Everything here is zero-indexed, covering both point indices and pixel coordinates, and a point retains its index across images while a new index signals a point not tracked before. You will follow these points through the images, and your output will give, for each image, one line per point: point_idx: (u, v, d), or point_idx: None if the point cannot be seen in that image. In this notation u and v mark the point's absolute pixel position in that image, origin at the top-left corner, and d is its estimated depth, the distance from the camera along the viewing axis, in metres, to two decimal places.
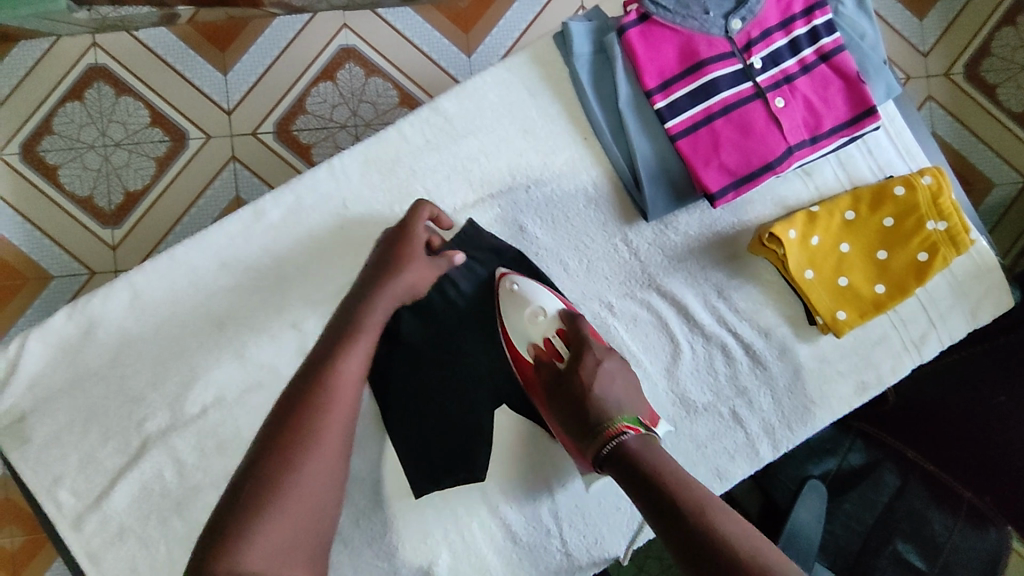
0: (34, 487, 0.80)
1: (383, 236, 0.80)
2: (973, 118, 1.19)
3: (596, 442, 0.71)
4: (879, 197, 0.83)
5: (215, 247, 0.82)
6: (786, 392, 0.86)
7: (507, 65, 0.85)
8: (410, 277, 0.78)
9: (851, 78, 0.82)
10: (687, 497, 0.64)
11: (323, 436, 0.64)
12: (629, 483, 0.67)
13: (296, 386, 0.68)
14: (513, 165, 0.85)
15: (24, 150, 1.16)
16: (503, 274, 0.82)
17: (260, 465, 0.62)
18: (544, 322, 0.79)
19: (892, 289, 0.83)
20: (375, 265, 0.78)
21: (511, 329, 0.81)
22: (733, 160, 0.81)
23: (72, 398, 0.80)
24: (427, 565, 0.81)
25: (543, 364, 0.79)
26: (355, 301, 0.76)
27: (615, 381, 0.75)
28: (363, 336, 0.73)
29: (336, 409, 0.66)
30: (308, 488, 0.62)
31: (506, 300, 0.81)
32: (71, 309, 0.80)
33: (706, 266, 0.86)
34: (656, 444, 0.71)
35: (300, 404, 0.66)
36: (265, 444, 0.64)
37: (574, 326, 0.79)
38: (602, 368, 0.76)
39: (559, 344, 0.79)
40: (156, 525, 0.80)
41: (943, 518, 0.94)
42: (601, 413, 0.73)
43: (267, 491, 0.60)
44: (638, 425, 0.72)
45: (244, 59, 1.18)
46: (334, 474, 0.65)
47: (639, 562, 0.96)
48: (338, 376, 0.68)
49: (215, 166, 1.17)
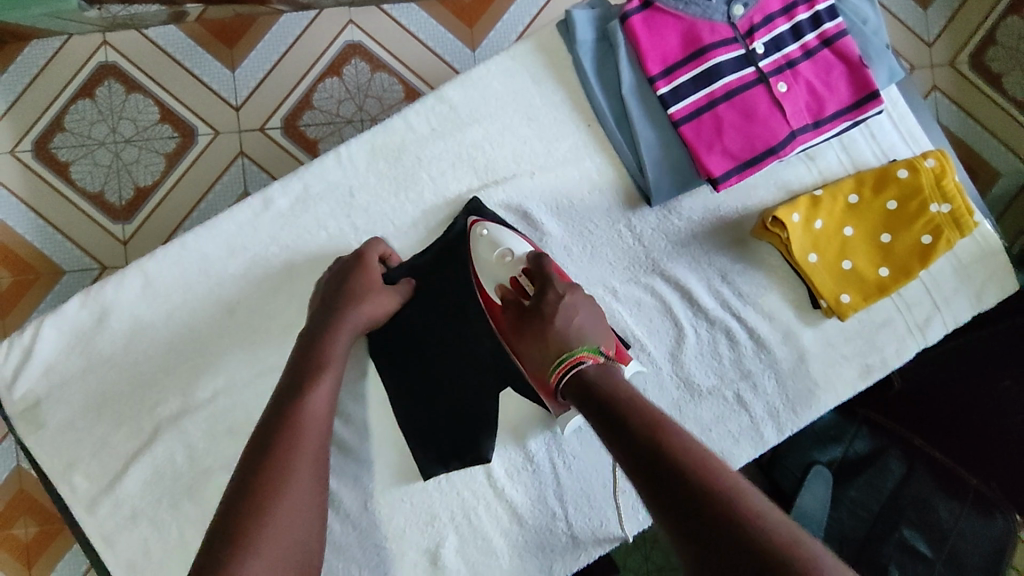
0: (48, 470, 0.81)
1: (333, 270, 0.81)
2: (978, 107, 1.18)
3: (556, 371, 0.72)
4: (882, 180, 0.83)
5: (224, 235, 0.83)
6: (790, 376, 0.86)
7: (511, 53, 0.86)
8: (368, 308, 0.79)
9: (853, 62, 0.82)
10: (639, 418, 0.63)
11: (294, 473, 0.65)
12: (600, 422, 0.65)
13: (260, 434, 0.68)
14: (517, 152, 0.86)
15: (36, 148, 1.18)
16: (474, 222, 0.83)
17: (234, 515, 0.61)
18: (510, 262, 0.81)
19: (895, 272, 0.83)
20: (330, 299, 0.78)
21: (480, 268, 0.82)
22: (736, 145, 0.82)
23: (86, 384, 0.82)
24: (434, 547, 0.82)
25: (508, 302, 0.79)
26: (315, 336, 0.76)
27: (577, 314, 0.75)
28: (331, 370, 0.74)
29: (306, 444, 0.67)
30: (286, 525, 0.62)
31: (473, 242, 0.82)
32: (85, 295, 0.82)
33: (710, 251, 0.86)
34: (617, 371, 0.71)
35: (269, 451, 0.66)
36: (238, 491, 0.63)
37: (539, 263, 0.79)
38: (563, 303, 0.76)
39: (525, 283, 0.80)
40: (168, 509, 0.81)
41: (950, 505, 0.93)
42: (562, 343, 0.73)
43: (241, 540, 0.59)
44: (597, 355, 0.72)
45: (252, 55, 1.19)
46: (311, 512, 0.65)
47: (646, 550, 1.06)
48: (304, 415, 0.69)
49: (223, 161, 1.19)
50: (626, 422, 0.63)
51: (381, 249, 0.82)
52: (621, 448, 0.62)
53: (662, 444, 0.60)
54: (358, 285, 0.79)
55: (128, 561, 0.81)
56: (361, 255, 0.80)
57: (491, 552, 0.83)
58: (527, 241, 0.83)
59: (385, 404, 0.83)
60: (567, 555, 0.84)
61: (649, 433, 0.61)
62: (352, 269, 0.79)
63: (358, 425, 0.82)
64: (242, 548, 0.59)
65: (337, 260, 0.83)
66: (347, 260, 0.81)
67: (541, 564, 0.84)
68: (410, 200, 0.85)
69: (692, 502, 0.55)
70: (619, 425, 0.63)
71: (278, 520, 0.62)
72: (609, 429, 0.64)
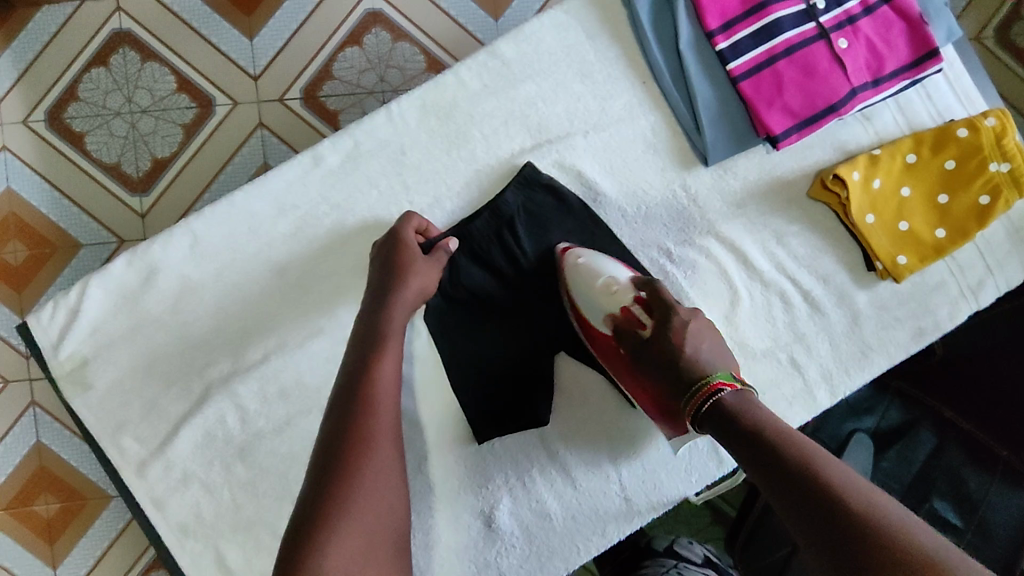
0: (97, 432, 0.80)
1: (375, 251, 0.78)
2: (1006, 80, 1.17)
3: (694, 401, 0.69)
4: (942, 139, 0.82)
5: (274, 192, 0.82)
6: (843, 338, 0.86)
7: (564, 8, 0.84)
8: (417, 282, 0.75)
9: (914, 19, 0.81)
10: (779, 440, 0.62)
11: (377, 443, 0.63)
12: (734, 441, 0.65)
13: (335, 404, 0.66)
14: (571, 111, 0.85)
15: (49, 118, 1.15)
16: (565, 249, 0.82)
17: (323, 489, 0.60)
18: (619, 291, 0.77)
19: (952, 233, 0.82)
20: (379, 278, 0.75)
21: (584, 301, 0.79)
22: (797, 102, 0.80)
23: (134, 345, 0.80)
24: (489, 510, 0.82)
25: (625, 335, 0.76)
26: (371, 313, 0.73)
27: (704, 341, 0.73)
28: (393, 338, 0.71)
29: (384, 417, 0.65)
30: (375, 497, 0.61)
31: (574, 274, 0.80)
32: (131, 255, 0.80)
33: (765, 213, 0.85)
34: (754, 398, 0.69)
35: (349, 422, 0.64)
36: (324, 462, 0.62)
37: (652, 289, 0.76)
38: (690, 329, 0.73)
39: (638, 312, 0.76)
40: (220, 471, 0.80)
41: (979, 476, 0.93)
42: (693, 370, 0.71)
43: (335, 511, 0.58)
44: (733, 381, 0.70)
45: (272, 23, 1.16)
46: (394, 479, 0.63)
47: (670, 525, 1.05)
48: (375, 384, 0.67)
49: (243, 131, 1.16)
50: (765, 442, 0.63)
51: (417, 223, 0.79)
52: (761, 470, 0.61)
53: (807, 465, 0.59)
54: (403, 259, 0.75)
55: (181, 523, 0.80)
56: (397, 231, 0.77)
57: (545, 514, 0.82)
58: (627, 267, 0.81)
59: (438, 366, 0.82)
60: (621, 518, 0.84)
61: (787, 454, 0.60)
62: (393, 247, 0.76)
63: (410, 387, 0.82)
64: (332, 521, 0.57)
65: (380, 239, 0.80)
66: (386, 238, 0.78)
67: (594, 527, 0.83)
68: (463, 158, 0.84)
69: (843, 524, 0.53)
70: (757, 445, 0.63)
71: (369, 491, 0.60)
72: (746, 451, 0.63)
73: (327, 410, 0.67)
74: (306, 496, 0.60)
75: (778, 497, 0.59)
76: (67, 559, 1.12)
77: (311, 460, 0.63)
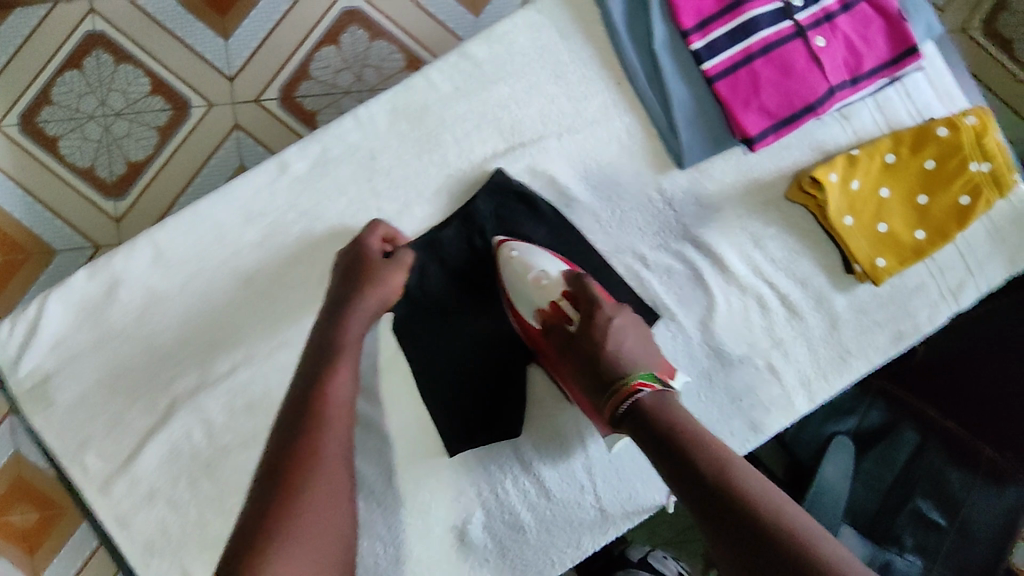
0: (60, 450, 0.78)
1: (337, 261, 0.76)
2: (990, 73, 1.15)
3: (612, 401, 0.67)
4: (921, 139, 0.81)
5: (240, 200, 0.79)
6: (822, 342, 0.84)
7: (537, 8, 0.82)
8: (374, 295, 0.73)
9: (892, 16, 0.79)
10: (697, 446, 0.61)
11: (324, 459, 0.61)
12: (649, 444, 0.63)
13: (283, 418, 0.64)
14: (543, 113, 0.82)
15: (23, 122, 1.11)
16: (502, 242, 0.80)
17: (265, 505, 0.57)
18: (548, 285, 0.75)
19: (932, 234, 0.81)
20: (337, 289, 0.73)
21: (515, 294, 0.77)
22: (774, 102, 0.78)
23: (98, 358, 0.78)
24: (461, 523, 0.80)
25: (551, 329, 0.74)
26: (326, 323, 0.71)
27: (626, 338, 0.70)
28: (347, 350, 0.69)
29: (335, 430, 0.63)
30: (322, 513, 0.58)
31: (506, 267, 0.78)
32: (93, 267, 0.77)
33: (742, 216, 0.84)
34: (675, 400, 0.66)
35: (297, 435, 0.62)
36: (267, 478, 0.60)
37: (580, 286, 0.74)
38: (613, 326, 0.70)
39: (566, 307, 0.74)
40: (186, 487, 0.78)
41: (961, 474, 0.94)
42: (615, 370, 0.68)
43: (277, 528, 0.56)
44: (653, 381, 0.67)
45: (247, 23, 1.13)
46: (342, 498, 0.61)
47: (652, 525, 1.03)
48: (325, 397, 0.65)
49: (219, 133, 1.13)
50: (676, 441, 0.61)
51: (382, 232, 0.76)
52: (673, 471, 0.60)
53: (723, 473, 0.58)
54: (363, 270, 0.73)
55: (148, 542, 0.78)
56: (360, 241, 0.75)
57: (519, 527, 0.81)
58: (561, 259, 0.78)
59: (409, 378, 0.80)
60: (596, 529, 0.83)
61: (705, 461, 0.59)
62: (354, 258, 0.74)
63: (380, 400, 0.80)
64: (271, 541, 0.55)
65: (343, 248, 0.77)
66: (348, 249, 0.75)
67: (569, 539, 0.82)
68: (434, 162, 0.81)
69: (752, 529, 0.54)
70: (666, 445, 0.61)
71: (315, 506, 0.58)
72: (656, 451, 0.62)
73: (275, 425, 0.65)
74: (246, 514, 0.58)
75: (688, 498, 0.58)
76: (49, 566, 1.08)
77: (255, 476, 0.61)
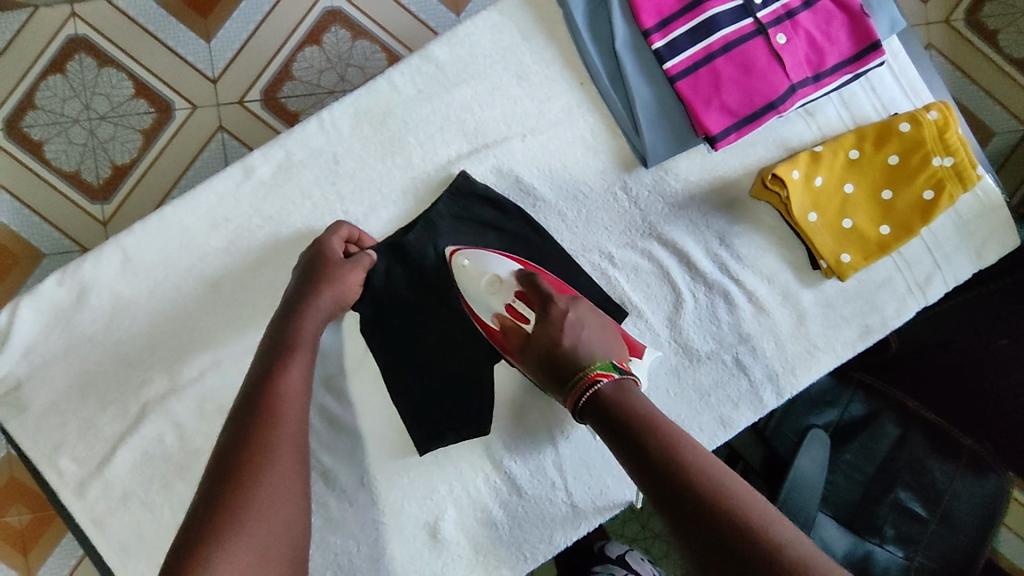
0: (34, 454, 0.79)
1: (299, 264, 0.77)
2: (973, 65, 1.13)
3: (574, 394, 0.69)
4: (884, 135, 0.81)
5: (206, 206, 0.80)
6: (789, 338, 0.85)
7: (499, 9, 0.83)
8: (330, 294, 0.74)
9: (854, 12, 0.79)
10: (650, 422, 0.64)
11: (276, 456, 0.62)
12: (603, 426, 0.66)
13: (234, 417, 0.66)
14: (507, 114, 0.83)
15: (7, 126, 1.09)
16: (452, 252, 0.80)
17: (214, 501, 0.59)
18: (505, 288, 0.77)
19: (897, 229, 0.81)
20: (295, 290, 0.75)
21: (473, 301, 0.78)
22: (735, 100, 0.79)
23: (69, 364, 0.79)
24: (433, 521, 0.81)
25: (511, 333, 0.76)
26: (283, 324, 0.73)
27: (582, 328, 0.73)
28: (300, 350, 0.71)
29: (285, 426, 0.65)
30: (272, 508, 0.60)
31: (461, 277, 0.79)
32: (62, 274, 0.79)
33: (707, 213, 0.84)
34: (632, 387, 0.68)
35: (248, 432, 0.63)
36: (219, 474, 0.61)
37: (533, 284, 0.77)
38: (568, 318, 0.73)
39: (523, 308, 0.76)
40: (159, 490, 0.80)
41: (944, 465, 0.93)
42: (575, 362, 0.70)
43: (225, 522, 0.57)
44: (612, 371, 0.69)
45: (228, 25, 1.10)
46: (294, 493, 0.62)
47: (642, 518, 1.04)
48: (280, 397, 0.66)
49: (203, 135, 1.11)
50: (649, 444, 0.62)
51: (343, 232, 0.77)
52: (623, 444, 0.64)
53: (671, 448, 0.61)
54: (320, 271, 0.75)
55: (121, 543, 0.79)
56: (322, 242, 0.76)
57: (491, 523, 0.82)
58: (513, 259, 0.80)
59: (378, 377, 0.82)
60: (568, 525, 0.83)
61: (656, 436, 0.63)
62: (313, 260, 0.76)
63: (351, 401, 0.81)
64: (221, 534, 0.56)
65: (306, 249, 0.79)
66: (309, 252, 0.77)
67: (541, 535, 0.83)
68: (398, 165, 0.82)
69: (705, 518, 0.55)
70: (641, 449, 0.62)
71: (263, 501, 0.60)
72: (628, 455, 0.62)
73: (227, 423, 0.66)
74: (195, 509, 0.59)
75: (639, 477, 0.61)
76: (44, 565, 1.07)
77: (206, 473, 0.62)
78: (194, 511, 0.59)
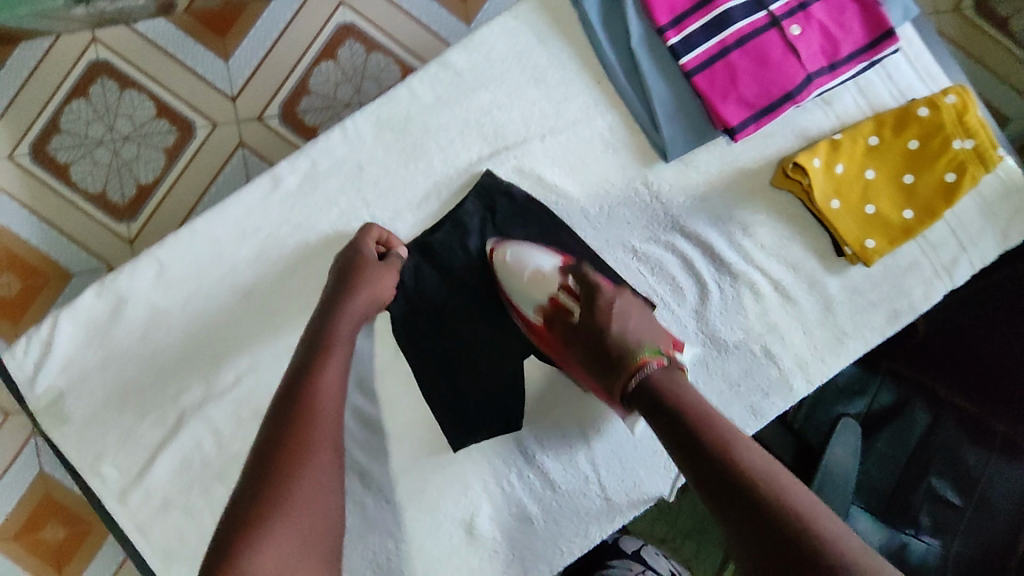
0: (76, 463, 0.81)
1: (334, 267, 0.79)
2: (986, 51, 1.13)
3: (621, 379, 0.70)
4: (903, 120, 0.82)
5: (234, 217, 0.82)
6: (817, 325, 0.85)
7: (515, 13, 0.84)
8: (364, 296, 0.76)
9: (866, 1, 0.80)
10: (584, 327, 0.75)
11: (318, 455, 0.63)
12: (582, 351, 0.75)
13: (276, 407, 0.67)
14: (527, 116, 0.85)
15: (35, 151, 1.12)
16: (493, 249, 0.83)
17: (255, 494, 0.60)
18: (546, 280, 0.80)
19: (920, 212, 0.82)
20: (330, 292, 0.77)
21: (516, 295, 0.81)
22: (752, 92, 0.80)
23: (107, 376, 0.81)
24: (469, 517, 0.82)
25: (555, 321, 0.78)
26: (319, 326, 0.74)
27: (628, 319, 0.74)
28: (338, 349, 0.72)
29: (325, 421, 0.66)
30: (311, 502, 0.61)
31: (502, 269, 0.82)
32: (99, 286, 0.81)
33: (729, 204, 0.85)
34: (681, 374, 0.69)
35: (286, 428, 0.64)
36: (257, 470, 0.62)
37: (583, 278, 0.79)
38: (614, 308, 0.75)
39: (565, 300, 0.78)
40: (199, 494, 0.81)
41: (977, 451, 0.88)
42: (622, 348, 0.71)
43: (266, 513, 0.58)
44: (659, 355, 0.70)
45: (245, 44, 1.13)
46: (331, 487, 0.63)
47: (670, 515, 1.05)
48: (318, 392, 0.68)
49: (226, 149, 1.13)
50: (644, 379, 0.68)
51: (374, 234, 0.80)
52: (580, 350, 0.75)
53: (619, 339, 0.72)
54: (354, 274, 0.76)
55: (164, 547, 0.81)
56: (357, 245, 0.78)
57: (526, 518, 0.83)
58: (557, 255, 0.83)
59: (409, 379, 0.83)
60: (602, 517, 0.84)
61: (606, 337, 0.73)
62: (347, 264, 0.77)
63: (385, 402, 0.82)
64: (264, 524, 0.58)
65: (339, 253, 0.80)
66: (343, 253, 0.79)
67: (577, 528, 0.84)
68: (421, 169, 0.84)
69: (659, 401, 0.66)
70: (741, 500, 0.58)
71: (304, 490, 0.61)
72: (654, 413, 0.66)
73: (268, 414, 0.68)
74: (237, 502, 0.60)
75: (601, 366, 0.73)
76: None
77: (245, 469, 0.63)
78: (232, 504, 0.60)
